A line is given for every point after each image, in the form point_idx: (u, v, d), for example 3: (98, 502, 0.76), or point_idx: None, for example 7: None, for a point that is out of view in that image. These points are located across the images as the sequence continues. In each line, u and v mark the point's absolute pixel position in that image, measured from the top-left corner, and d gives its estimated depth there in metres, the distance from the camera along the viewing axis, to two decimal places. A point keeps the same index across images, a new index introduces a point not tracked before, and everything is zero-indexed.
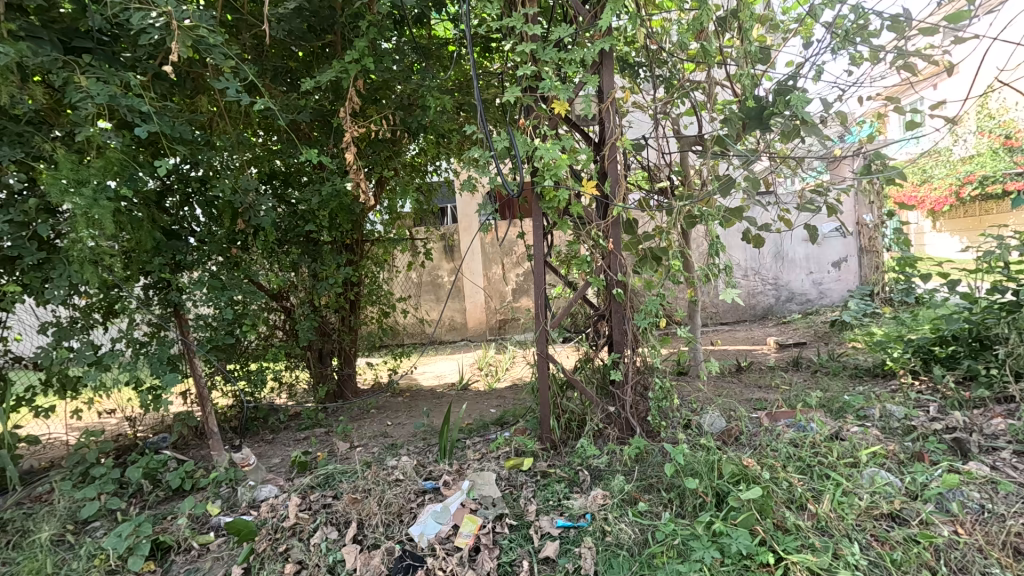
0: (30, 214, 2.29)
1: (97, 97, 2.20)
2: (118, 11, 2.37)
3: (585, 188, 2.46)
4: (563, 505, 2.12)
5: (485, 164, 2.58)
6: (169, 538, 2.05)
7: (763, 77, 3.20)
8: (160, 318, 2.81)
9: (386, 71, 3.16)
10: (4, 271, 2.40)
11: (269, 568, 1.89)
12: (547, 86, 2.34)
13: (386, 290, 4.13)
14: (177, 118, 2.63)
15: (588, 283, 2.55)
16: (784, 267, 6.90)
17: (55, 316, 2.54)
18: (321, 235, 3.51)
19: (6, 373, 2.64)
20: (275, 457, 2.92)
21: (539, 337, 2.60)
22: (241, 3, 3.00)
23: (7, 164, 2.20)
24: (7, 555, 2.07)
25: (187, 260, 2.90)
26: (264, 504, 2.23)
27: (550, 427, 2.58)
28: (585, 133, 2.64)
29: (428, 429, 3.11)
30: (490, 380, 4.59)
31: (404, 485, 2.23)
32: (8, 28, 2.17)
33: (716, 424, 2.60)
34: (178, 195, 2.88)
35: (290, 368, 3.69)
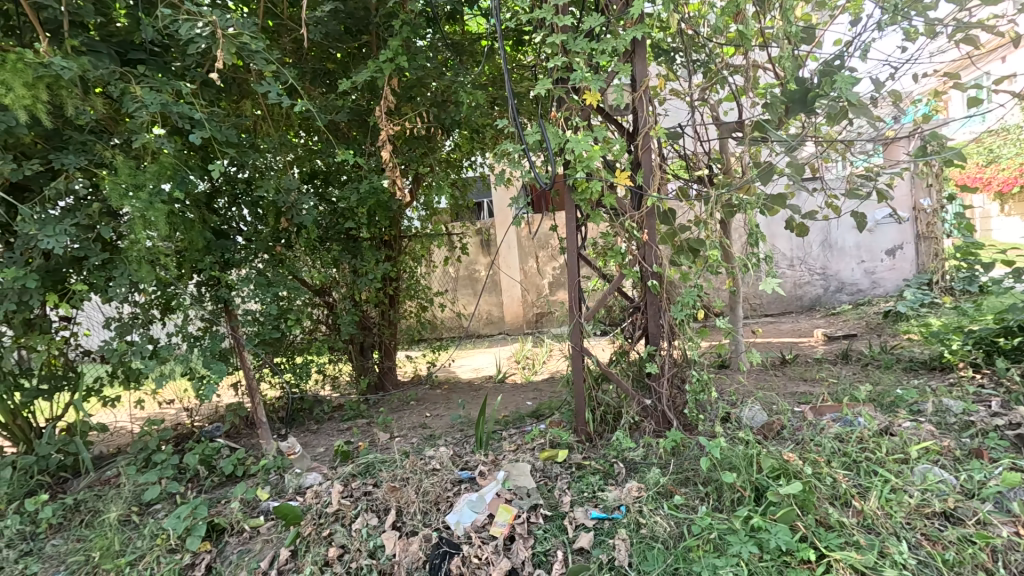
0: (94, 217, 2.45)
1: (151, 105, 2.31)
2: (168, 23, 2.50)
3: (618, 179, 2.44)
4: (598, 497, 2.12)
5: (518, 158, 2.59)
6: (223, 520, 2.18)
7: (807, 57, 3.08)
8: (212, 314, 2.95)
9: (420, 69, 3.21)
10: (74, 270, 2.59)
11: (315, 551, 1.98)
12: (578, 77, 2.33)
13: (423, 285, 4.20)
14: (224, 123, 2.74)
15: (623, 275, 2.53)
16: (832, 257, 6.62)
17: (117, 312, 2.72)
18: (360, 233, 3.62)
19: (77, 366, 2.84)
20: (320, 447, 3.04)
21: (574, 330, 2.60)
22: (281, 9, 3.11)
23: (74, 171, 2.37)
24: (80, 533, 2.24)
25: (235, 258, 3.04)
26: (309, 491, 2.32)
27: (585, 419, 2.58)
28: (618, 124, 2.61)
29: (465, 421, 3.16)
30: (527, 373, 4.62)
31: (441, 475, 2.28)
32: (71, 43, 2.32)
33: (757, 418, 2.54)
34: (226, 196, 3.02)
35: (332, 361, 3.83)
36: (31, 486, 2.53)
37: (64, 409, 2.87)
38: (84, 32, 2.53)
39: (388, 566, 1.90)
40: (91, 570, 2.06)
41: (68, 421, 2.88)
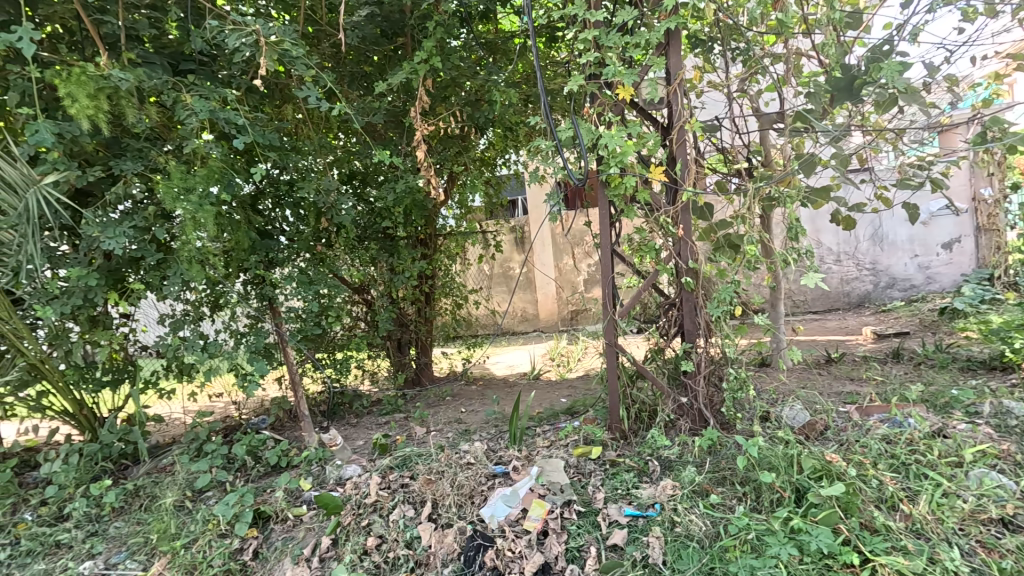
0: (150, 219, 2.60)
1: (200, 112, 2.43)
2: (215, 34, 2.63)
3: (652, 174, 2.42)
4: (632, 495, 2.11)
5: (551, 155, 2.60)
6: (268, 508, 2.27)
7: (853, 43, 2.95)
8: (257, 311, 3.07)
9: (454, 69, 3.26)
10: (132, 270, 2.75)
11: (354, 540, 2.05)
12: (610, 72, 2.31)
13: (458, 283, 4.25)
14: (267, 127, 2.85)
15: (658, 272, 2.50)
16: (883, 252, 6.33)
17: (171, 309, 2.92)
18: (397, 232, 3.71)
19: (136, 360, 3.01)
20: (360, 440, 3.12)
21: (608, 327, 2.58)
22: (320, 15, 3.20)
23: (131, 176, 2.53)
24: (140, 516, 2.39)
25: (279, 257, 3.16)
26: (349, 482, 2.40)
27: (619, 417, 2.56)
28: (653, 118, 2.57)
29: (499, 417, 3.18)
30: (562, 369, 4.67)
31: (475, 469, 2.31)
32: (128, 56, 2.47)
33: (798, 417, 2.46)
34: (270, 198, 3.14)
35: (371, 358, 3.92)
36: (96, 472, 2.71)
37: (124, 401, 3.06)
38: (140, 45, 2.68)
39: (424, 556, 1.95)
40: (150, 551, 2.20)
41: (129, 412, 3.07)
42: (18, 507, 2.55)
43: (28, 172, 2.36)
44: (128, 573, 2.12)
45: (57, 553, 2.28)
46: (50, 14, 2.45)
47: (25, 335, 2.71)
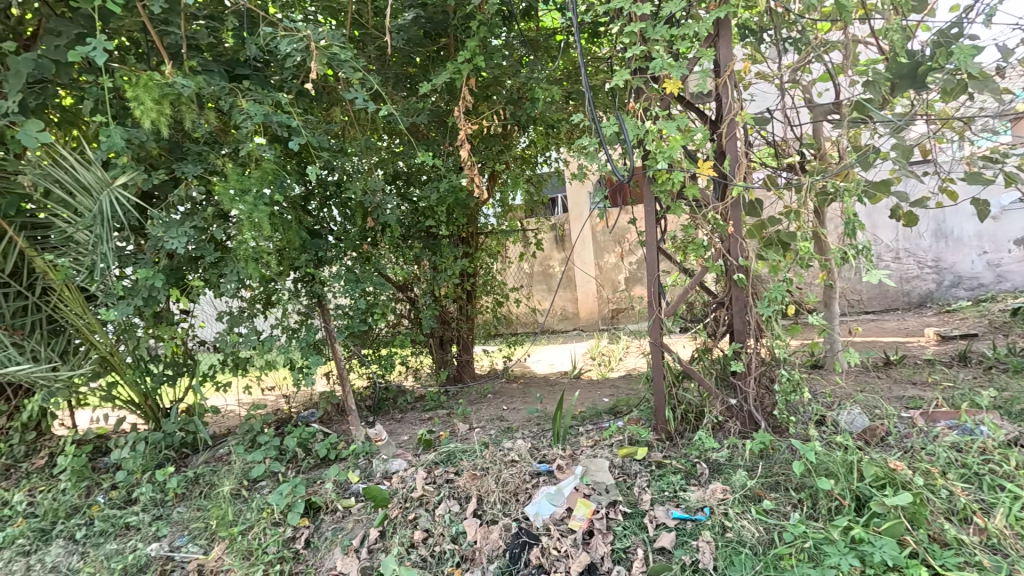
0: (208, 220, 2.73)
1: (255, 116, 2.54)
2: (268, 40, 2.73)
3: (700, 169, 2.35)
4: (679, 497, 2.06)
5: (595, 152, 2.56)
6: (319, 499, 2.34)
7: (917, 27, 2.79)
8: (307, 308, 3.18)
9: (496, 68, 3.29)
10: (192, 269, 2.89)
11: (401, 533, 2.08)
12: (658, 65, 2.26)
13: (499, 281, 4.27)
14: (316, 130, 2.94)
15: (705, 270, 2.43)
16: (947, 248, 5.96)
17: (228, 306, 3.04)
18: (440, 230, 3.75)
19: (195, 354, 3.18)
20: (404, 434, 3.17)
21: (653, 327, 2.53)
22: (367, 19, 3.27)
23: (191, 179, 2.66)
24: (200, 503, 2.51)
25: (327, 256, 3.23)
26: (395, 476, 2.44)
27: (664, 418, 2.50)
28: (701, 111, 2.51)
29: (541, 416, 3.17)
30: (603, 369, 4.63)
31: (519, 467, 2.31)
32: (189, 64, 2.60)
33: (857, 422, 2.33)
34: (317, 199, 3.22)
35: (415, 354, 3.99)
36: (160, 459, 2.87)
37: (184, 393, 3.21)
38: (199, 53, 2.81)
39: (470, 552, 1.97)
40: (210, 536, 2.31)
41: (188, 403, 3.21)
42: (92, 490, 2.73)
43: (100, 175, 2.54)
44: (190, 556, 2.23)
45: (127, 535, 2.42)
46: (119, 27, 2.60)
47: (97, 330, 2.92)
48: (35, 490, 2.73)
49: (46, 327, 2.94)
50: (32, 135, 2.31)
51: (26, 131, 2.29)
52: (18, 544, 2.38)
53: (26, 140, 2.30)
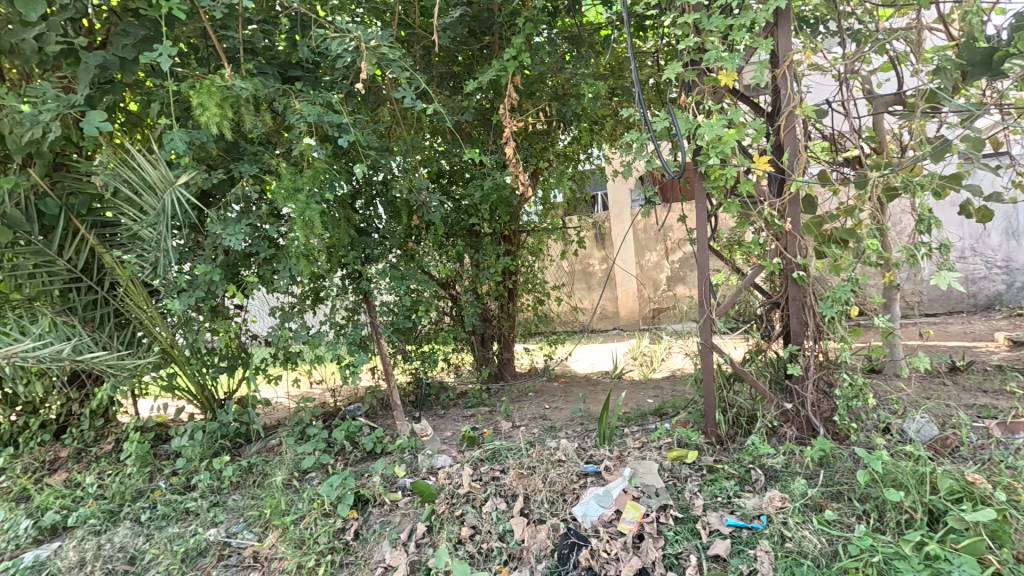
0: (263, 218, 2.83)
1: (309, 117, 2.61)
2: (320, 41, 2.80)
3: (756, 164, 2.26)
4: (734, 503, 2.00)
5: (644, 147, 2.50)
6: (367, 492, 2.38)
7: (992, 11, 2.59)
8: (354, 304, 3.24)
9: (541, 64, 3.27)
10: (246, 265, 2.98)
11: (448, 529, 2.10)
12: (712, 56, 2.19)
13: (541, 279, 4.24)
14: (365, 129, 2.99)
15: (760, 269, 2.34)
16: (1019, 247, 5.56)
17: (280, 301, 3.11)
18: (483, 228, 3.77)
19: (248, 347, 3.27)
20: (448, 431, 3.19)
21: (704, 326, 2.45)
22: (414, 19, 3.31)
23: (247, 178, 2.76)
24: (254, 492, 2.59)
25: (375, 253, 3.29)
26: (442, 471, 2.45)
27: (715, 421, 2.42)
28: (755, 105, 2.42)
29: (585, 416, 3.14)
30: (646, 369, 4.55)
31: (567, 466, 2.28)
32: (247, 67, 2.69)
33: (925, 431, 2.21)
34: (364, 197, 3.28)
35: (457, 351, 4.02)
36: (216, 448, 2.98)
37: (238, 384, 3.32)
38: (255, 57, 2.90)
39: (518, 550, 1.96)
40: (265, 524, 2.38)
41: (241, 395, 3.32)
42: (154, 475, 2.86)
43: (165, 173, 2.63)
44: (246, 543, 2.31)
45: (187, 519, 2.53)
46: (182, 33, 2.71)
47: (158, 322, 3.06)
48: (103, 473, 2.89)
49: (114, 319, 3.12)
50: (96, 125, 2.40)
51: (90, 120, 2.37)
52: (89, 523, 2.52)
53: (90, 129, 2.39)
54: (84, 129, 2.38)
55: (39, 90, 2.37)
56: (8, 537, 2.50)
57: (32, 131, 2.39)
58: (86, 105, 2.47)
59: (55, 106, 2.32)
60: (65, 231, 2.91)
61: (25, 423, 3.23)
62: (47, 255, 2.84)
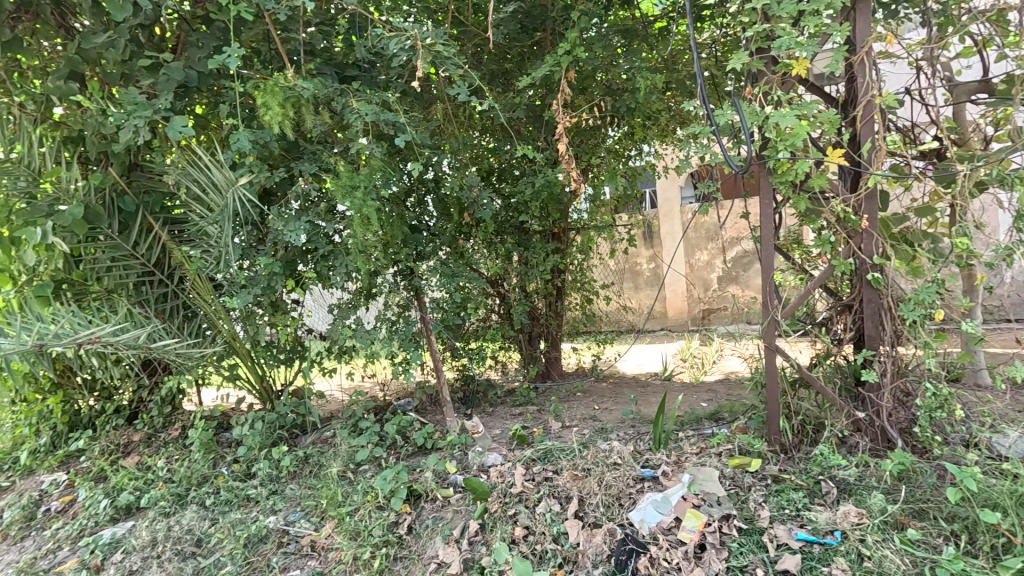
0: (321, 215, 2.90)
1: (367, 116, 2.65)
2: (377, 41, 2.84)
3: (830, 157, 2.13)
4: (804, 516, 1.90)
5: (706, 141, 2.40)
6: (420, 487, 2.39)
7: None
8: (406, 300, 3.28)
9: (596, 58, 3.19)
10: (304, 261, 3.08)
11: (502, 528, 2.09)
12: (784, 44, 2.08)
13: (590, 277, 4.17)
14: (419, 127, 3.01)
15: (833, 268, 2.21)
16: None
17: (335, 298, 3.22)
18: (532, 225, 3.74)
19: (305, 341, 3.37)
20: (497, 428, 3.19)
21: (767, 329, 2.33)
22: (467, 16, 3.30)
23: (307, 176, 2.83)
24: (311, 482, 2.66)
25: (426, 250, 3.32)
26: (494, 469, 2.44)
27: (779, 428, 2.30)
28: (829, 95, 2.29)
29: (637, 418, 3.06)
30: (697, 372, 4.41)
31: (623, 470, 2.23)
32: (308, 68, 2.76)
33: (1018, 448, 2.05)
34: (416, 195, 3.31)
35: (504, 349, 4.01)
36: (275, 437, 3.09)
37: (294, 376, 3.42)
38: (314, 58, 2.97)
39: (573, 553, 1.94)
40: (321, 513, 2.44)
41: (297, 386, 3.42)
42: (217, 462, 2.99)
43: (228, 175, 2.70)
44: (303, 531, 2.38)
45: (248, 505, 2.62)
46: (248, 37, 2.81)
47: (223, 316, 3.18)
48: (172, 458, 3.04)
49: (183, 312, 3.27)
50: (179, 129, 2.54)
51: (174, 126, 2.51)
52: (160, 505, 2.66)
53: (173, 134, 2.53)
54: (169, 134, 2.53)
55: (132, 97, 2.53)
56: (89, 514, 2.68)
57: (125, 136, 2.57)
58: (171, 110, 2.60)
59: (145, 114, 2.48)
60: (140, 228, 3.08)
61: (102, 407, 3.45)
62: (124, 249, 3.02)
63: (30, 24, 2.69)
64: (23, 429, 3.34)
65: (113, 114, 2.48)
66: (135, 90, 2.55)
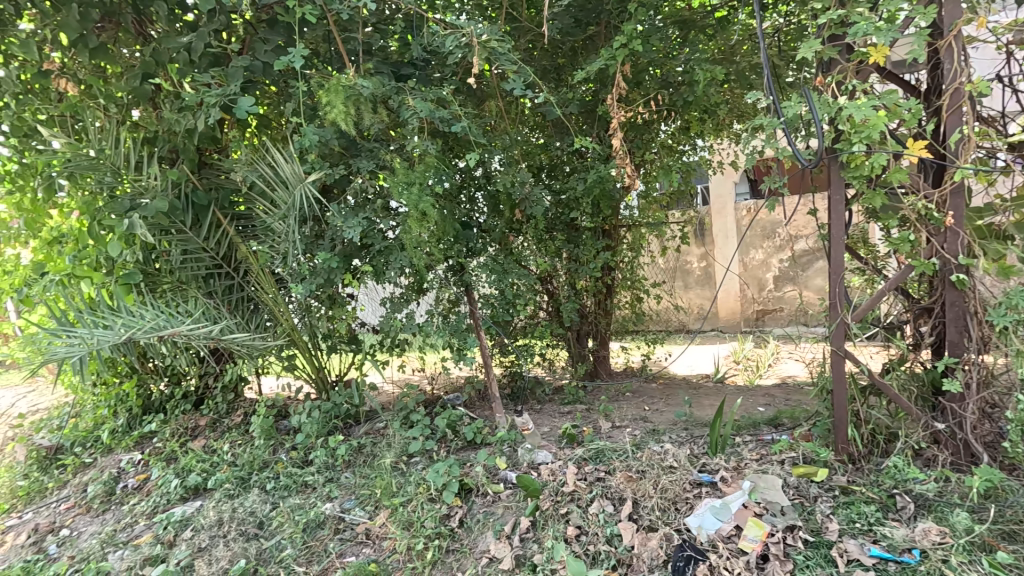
0: (378, 212, 2.97)
1: (423, 113, 2.69)
2: (433, 39, 2.87)
3: (910, 150, 1.98)
4: (878, 532, 1.81)
5: (772, 134, 2.29)
6: (471, 481, 2.41)
7: None
8: (457, 295, 3.30)
9: (653, 50, 3.11)
10: (360, 256, 3.16)
11: (554, 527, 2.08)
12: (862, 30, 1.95)
13: (640, 276, 4.08)
14: (473, 124, 3.03)
15: (912, 268, 2.06)
16: None
17: (389, 291, 3.27)
18: (583, 222, 3.69)
19: (359, 335, 3.46)
20: (546, 426, 3.17)
21: (836, 331, 2.19)
22: (521, 11, 3.29)
23: (365, 173, 2.90)
24: (365, 471, 2.73)
25: (476, 246, 3.34)
26: (545, 467, 2.43)
27: (847, 437, 2.18)
28: (909, 84, 2.16)
29: (690, 421, 2.97)
30: (753, 375, 4.24)
31: (680, 473, 2.17)
32: (366, 68, 2.82)
33: None
34: (468, 192, 3.33)
35: (553, 347, 3.98)
36: (331, 426, 3.19)
37: (348, 368, 3.52)
38: (372, 58, 3.03)
39: (627, 557, 1.91)
40: (376, 503, 2.50)
41: (351, 378, 3.51)
42: (277, 448, 3.12)
43: (297, 171, 2.84)
44: (359, 519, 2.45)
45: (306, 491, 2.72)
46: (310, 38, 2.90)
47: (283, 307, 3.29)
48: (235, 442, 3.19)
49: (247, 304, 3.41)
50: (246, 110, 2.65)
51: (242, 105, 2.62)
52: (225, 487, 2.80)
53: (241, 114, 2.64)
54: (237, 114, 2.64)
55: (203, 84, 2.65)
56: (161, 492, 2.86)
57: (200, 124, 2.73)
58: (239, 96, 2.73)
59: (218, 91, 2.62)
60: (211, 223, 3.24)
61: (172, 392, 3.66)
62: (196, 243, 3.18)
63: (113, 32, 2.86)
64: (103, 410, 3.60)
65: (188, 97, 2.64)
66: (207, 78, 2.71)
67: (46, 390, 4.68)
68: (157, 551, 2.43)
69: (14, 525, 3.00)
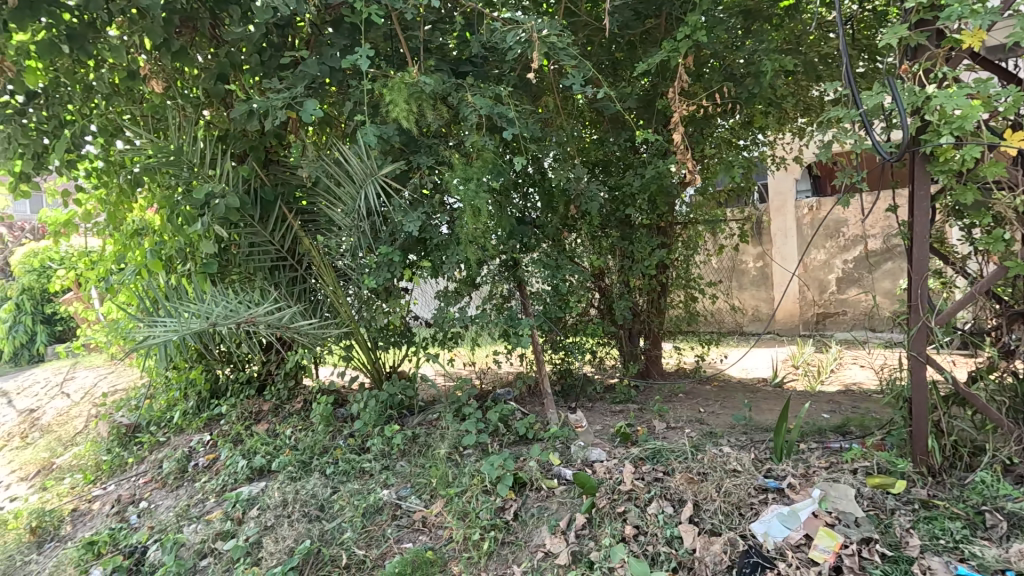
0: (436, 207, 3.03)
1: (482, 109, 2.73)
2: (492, 36, 2.89)
3: (1008, 142, 1.85)
4: (965, 550, 1.71)
5: (849, 126, 2.15)
6: (525, 476, 2.42)
7: None
8: (510, 290, 3.32)
9: (716, 40, 3.00)
10: (417, 251, 3.23)
11: (611, 525, 2.06)
12: (957, 13, 1.80)
13: (695, 274, 3.98)
14: (529, 119, 3.04)
15: (1006, 269, 1.91)
16: None
17: (444, 285, 3.32)
18: (638, 218, 3.62)
19: (411, 329, 3.52)
20: (598, 425, 3.14)
21: (919, 334, 2.05)
22: (580, 5, 3.26)
23: (424, 169, 2.97)
24: (420, 461, 2.79)
25: (530, 242, 3.34)
26: (600, 465, 2.42)
27: (926, 448, 2.04)
28: (1007, 72, 2.02)
29: (749, 425, 2.88)
30: (814, 381, 4.05)
31: (744, 477, 2.10)
32: (427, 65, 2.87)
33: None
34: (523, 188, 3.35)
35: (604, 345, 3.92)
36: (387, 415, 3.27)
37: (401, 359, 3.58)
38: (432, 56, 3.09)
39: (689, 560, 1.87)
40: (432, 492, 2.55)
41: (404, 369, 3.59)
42: (336, 435, 3.22)
43: (367, 166, 2.93)
44: (415, 507, 2.51)
45: (364, 477, 2.81)
46: (374, 38, 2.98)
47: (341, 297, 3.39)
48: (296, 427, 3.33)
49: (308, 294, 3.55)
50: (311, 112, 2.72)
51: (306, 109, 2.70)
52: (288, 469, 2.92)
53: (306, 116, 2.71)
54: (302, 117, 2.72)
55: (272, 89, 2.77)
56: (230, 472, 3.01)
57: (269, 122, 2.85)
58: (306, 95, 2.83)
59: (286, 95, 2.73)
60: (277, 217, 3.39)
61: (237, 377, 3.85)
62: (262, 236, 3.34)
63: (190, 36, 3.01)
64: (175, 392, 3.83)
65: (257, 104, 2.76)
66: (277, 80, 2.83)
67: (124, 373, 5.01)
68: (228, 527, 2.57)
69: (99, 494, 3.24)
